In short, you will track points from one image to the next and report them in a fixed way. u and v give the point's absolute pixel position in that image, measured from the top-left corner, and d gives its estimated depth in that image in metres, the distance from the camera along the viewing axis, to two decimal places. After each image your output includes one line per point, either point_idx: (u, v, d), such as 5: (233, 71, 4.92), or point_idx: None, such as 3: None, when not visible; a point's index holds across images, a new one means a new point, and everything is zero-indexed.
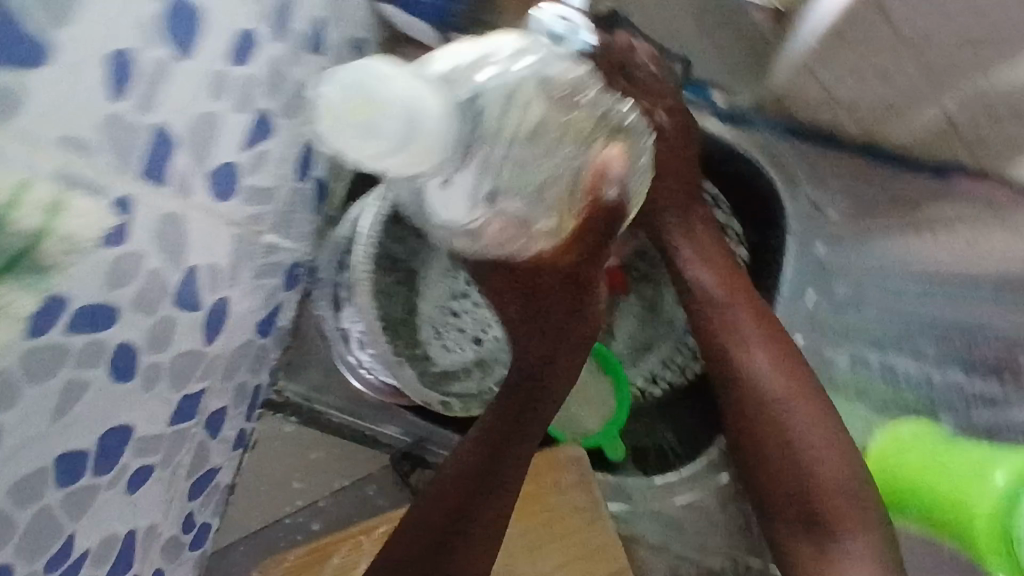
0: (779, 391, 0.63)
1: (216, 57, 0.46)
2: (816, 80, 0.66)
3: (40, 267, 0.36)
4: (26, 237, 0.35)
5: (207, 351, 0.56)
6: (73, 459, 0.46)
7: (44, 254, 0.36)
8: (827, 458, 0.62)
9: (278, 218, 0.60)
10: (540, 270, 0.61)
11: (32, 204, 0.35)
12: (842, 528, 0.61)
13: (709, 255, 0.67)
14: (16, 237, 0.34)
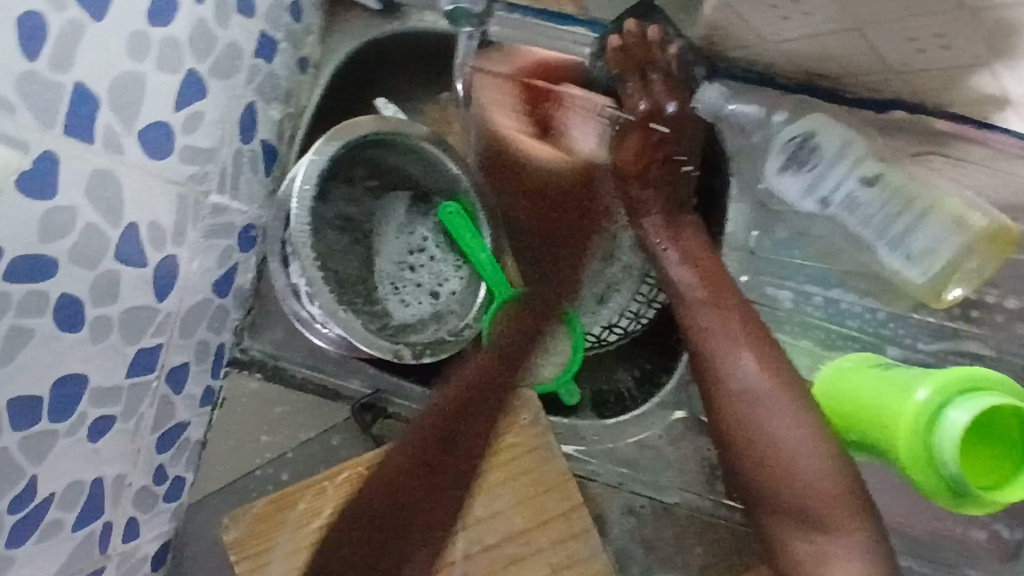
0: (759, 389, 0.62)
1: (132, 15, 0.49)
2: (735, 23, 0.63)
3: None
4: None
5: (159, 307, 0.59)
6: (25, 403, 0.48)
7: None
8: (820, 474, 0.59)
9: (225, 179, 0.64)
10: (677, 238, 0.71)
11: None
12: (835, 525, 0.58)
13: (695, 254, 0.70)
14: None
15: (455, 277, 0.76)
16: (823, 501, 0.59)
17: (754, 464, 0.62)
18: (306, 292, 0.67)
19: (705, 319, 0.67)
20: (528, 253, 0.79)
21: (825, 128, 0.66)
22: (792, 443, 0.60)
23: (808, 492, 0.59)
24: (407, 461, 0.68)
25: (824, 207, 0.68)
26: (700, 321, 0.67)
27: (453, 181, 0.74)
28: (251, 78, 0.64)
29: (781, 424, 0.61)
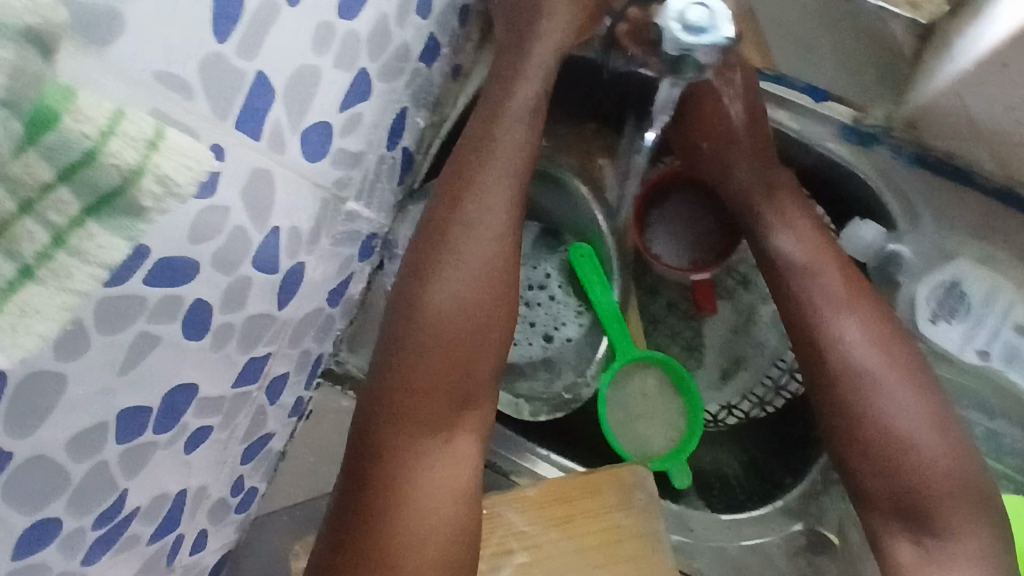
0: (875, 367, 0.56)
1: (326, 5, 0.43)
2: (953, 112, 0.56)
3: (133, 209, 0.27)
4: (121, 170, 0.26)
5: (277, 316, 0.54)
6: (135, 413, 0.43)
7: (138, 193, 0.26)
8: (935, 455, 0.54)
9: (363, 186, 0.59)
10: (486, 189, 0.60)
11: (127, 134, 0.26)
12: (950, 530, 0.54)
13: (798, 227, 0.60)
14: (106, 174, 0.26)
15: (573, 323, 0.69)
16: (930, 492, 0.54)
17: (859, 451, 0.56)
18: None
19: (811, 289, 0.59)
20: (653, 311, 0.73)
21: (969, 274, 0.61)
22: (913, 433, 0.55)
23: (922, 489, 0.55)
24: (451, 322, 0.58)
25: (987, 361, 0.60)
26: (803, 286, 0.59)
27: (589, 220, 0.67)
28: (411, 83, 0.59)
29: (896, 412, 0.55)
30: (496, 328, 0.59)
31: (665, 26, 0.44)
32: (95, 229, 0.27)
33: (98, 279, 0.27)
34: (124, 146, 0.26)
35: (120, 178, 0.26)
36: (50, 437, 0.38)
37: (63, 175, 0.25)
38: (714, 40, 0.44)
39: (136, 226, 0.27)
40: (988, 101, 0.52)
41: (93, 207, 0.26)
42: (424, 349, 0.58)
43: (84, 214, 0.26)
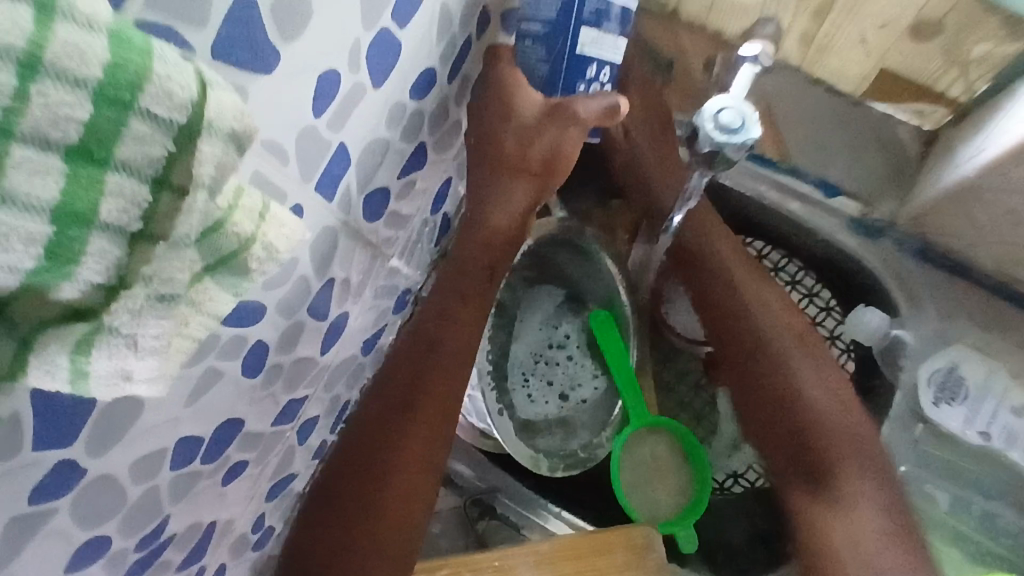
0: (823, 397, 0.64)
1: (402, 89, 0.49)
2: (957, 214, 0.61)
3: (242, 271, 0.32)
4: (240, 240, 0.30)
5: (319, 360, 0.58)
6: (188, 442, 0.46)
7: (249, 260, 0.31)
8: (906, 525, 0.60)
9: (406, 245, 0.63)
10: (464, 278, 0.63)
11: (247, 211, 0.30)
12: None
13: (772, 308, 0.66)
14: (228, 240, 0.30)
15: (590, 385, 0.73)
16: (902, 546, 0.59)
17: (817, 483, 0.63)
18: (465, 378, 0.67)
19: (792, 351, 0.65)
20: (666, 380, 0.77)
21: (965, 357, 0.65)
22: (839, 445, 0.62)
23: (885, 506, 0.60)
24: (409, 419, 0.60)
25: (988, 441, 0.64)
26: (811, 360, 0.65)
27: (611, 288, 0.72)
28: (458, 155, 0.65)
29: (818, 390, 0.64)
30: (443, 431, 0.61)
31: (700, 126, 0.50)
32: (212, 285, 0.31)
33: (207, 327, 0.32)
34: (245, 217, 0.30)
35: (238, 245, 0.30)
36: (120, 460, 0.40)
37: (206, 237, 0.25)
38: (744, 140, 0.49)
39: (241, 283, 0.32)
40: (990, 205, 0.57)
41: (211, 267, 0.30)
42: (382, 446, 0.60)
43: (203, 272, 0.30)
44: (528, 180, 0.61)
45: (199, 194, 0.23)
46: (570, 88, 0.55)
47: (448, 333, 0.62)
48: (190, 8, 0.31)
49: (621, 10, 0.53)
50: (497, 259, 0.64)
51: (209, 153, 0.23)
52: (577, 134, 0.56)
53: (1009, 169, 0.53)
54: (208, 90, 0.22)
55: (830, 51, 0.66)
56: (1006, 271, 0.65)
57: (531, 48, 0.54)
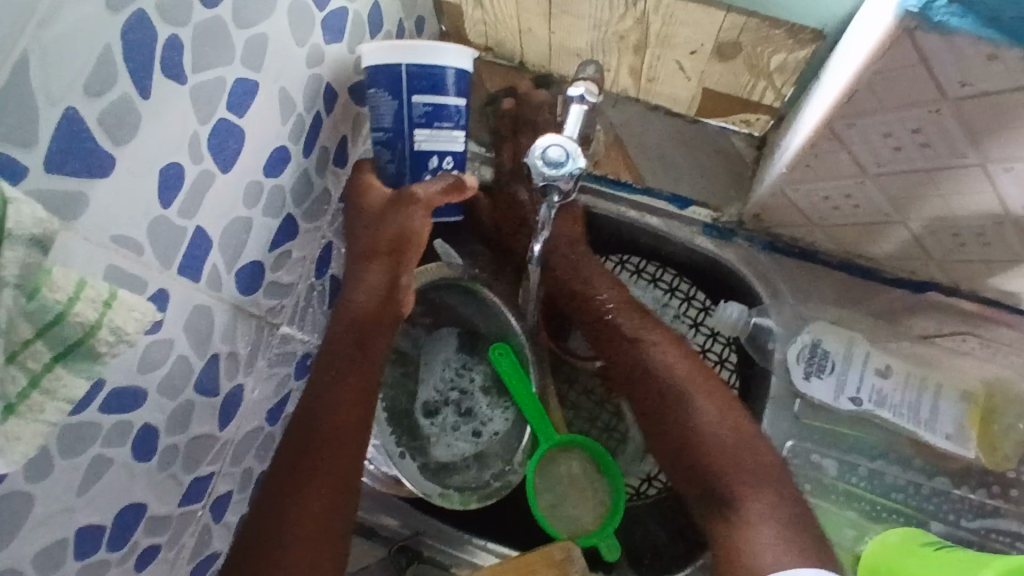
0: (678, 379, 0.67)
1: (255, 170, 0.53)
2: (787, 207, 0.69)
3: (93, 355, 0.33)
4: (83, 327, 0.33)
5: (219, 435, 0.60)
6: (89, 532, 0.47)
7: (97, 344, 0.33)
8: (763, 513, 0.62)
9: (294, 312, 0.66)
10: (337, 357, 0.63)
11: (89, 301, 0.33)
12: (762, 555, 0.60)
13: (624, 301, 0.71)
14: (72, 329, 0.32)
15: (499, 417, 0.76)
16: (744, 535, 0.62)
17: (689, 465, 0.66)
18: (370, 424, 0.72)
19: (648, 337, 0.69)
20: (571, 399, 0.81)
21: (823, 331, 0.72)
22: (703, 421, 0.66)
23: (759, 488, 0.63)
24: (303, 505, 0.60)
25: (860, 405, 0.70)
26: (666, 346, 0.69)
27: (503, 323, 0.76)
28: (333, 221, 0.69)
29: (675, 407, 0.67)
30: (339, 514, 0.61)
31: (533, 164, 0.55)
32: (63, 372, 0.33)
33: (64, 411, 0.34)
34: (87, 307, 0.33)
35: (83, 332, 0.33)
36: (18, 555, 0.42)
37: (41, 331, 0.32)
38: (572, 170, 0.55)
39: (94, 366, 0.33)
40: (808, 194, 0.65)
41: (59, 355, 0.33)
42: (275, 533, 0.59)
43: (54, 361, 0.33)
44: (380, 262, 0.63)
45: (5, 291, 0.30)
46: (418, 175, 0.61)
47: (332, 415, 0.62)
48: (23, 130, 0.34)
49: (456, 109, 0.59)
50: (373, 336, 0.64)
51: (13, 256, 0.30)
52: (420, 215, 0.59)
53: (812, 161, 0.60)
54: (7, 204, 0.30)
55: (658, 84, 0.73)
56: (844, 247, 0.71)
57: (384, 150, 0.61)
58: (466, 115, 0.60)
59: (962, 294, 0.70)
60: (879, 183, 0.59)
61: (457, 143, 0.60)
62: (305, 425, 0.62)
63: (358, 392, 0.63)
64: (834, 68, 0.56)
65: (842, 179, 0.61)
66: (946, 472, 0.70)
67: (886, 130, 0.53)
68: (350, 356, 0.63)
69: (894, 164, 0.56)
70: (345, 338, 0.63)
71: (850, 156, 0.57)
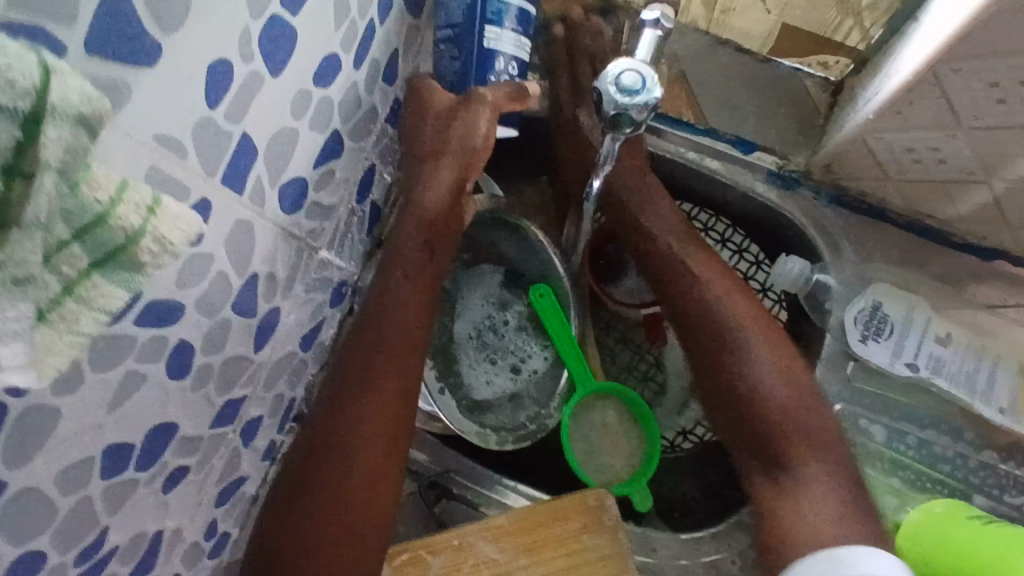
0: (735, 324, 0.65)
1: (304, 77, 0.48)
2: (864, 157, 0.64)
3: (135, 265, 0.30)
4: (125, 233, 0.29)
5: (253, 358, 0.58)
6: (119, 449, 0.45)
7: (139, 254, 0.30)
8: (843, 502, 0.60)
9: (334, 236, 0.64)
10: (403, 257, 0.63)
11: (132, 206, 0.29)
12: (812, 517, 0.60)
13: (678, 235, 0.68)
14: (112, 236, 0.29)
15: (538, 356, 0.74)
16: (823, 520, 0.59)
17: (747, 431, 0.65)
18: None
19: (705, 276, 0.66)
20: (610, 346, 0.79)
21: (885, 293, 0.68)
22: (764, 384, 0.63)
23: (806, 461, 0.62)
24: (369, 410, 0.60)
25: (918, 373, 0.66)
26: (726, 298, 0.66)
27: (547, 262, 0.72)
28: (378, 142, 0.65)
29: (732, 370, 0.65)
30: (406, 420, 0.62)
31: (603, 90, 0.51)
32: (100, 281, 0.30)
33: (100, 321, 0.31)
34: (129, 212, 0.29)
35: (124, 240, 0.29)
36: (44, 470, 0.40)
37: (78, 234, 0.28)
38: (646, 100, 0.51)
39: (137, 278, 0.31)
40: (891, 144, 0.60)
41: (97, 263, 0.29)
42: (341, 440, 0.59)
43: (91, 268, 0.29)
44: (449, 163, 0.62)
45: (47, 177, 0.26)
46: (481, 78, 0.60)
47: (394, 322, 0.62)
48: (58, 6, 0.30)
49: (520, 11, 0.59)
50: (440, 238, 0.64)
51: (56, 138, 0.25)
52: (488, 117, 0.58)
53: (904, 108, 0.55)
54: (50, 75, 0.25)
55: (732, 13, 0.71)
56: (916, 205, 0.66)
57: (447, 48, 0.60)
58: (529, 20, 0.61)
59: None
60: (973, 138, 0.54)
61: (521, 47, 0.60)
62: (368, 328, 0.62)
63: (423, 296, 0.63)
64: (943, 5, 0.51)
65: (933, 131, 0.56)
66: (997, 447, 0.67)
67: (991, 79, 0.48)
68: (417, 257, 0.63)
69: (995, 118, 0.51)
70: (412, 240, 0.63)
71: (948, 106, 0.52)
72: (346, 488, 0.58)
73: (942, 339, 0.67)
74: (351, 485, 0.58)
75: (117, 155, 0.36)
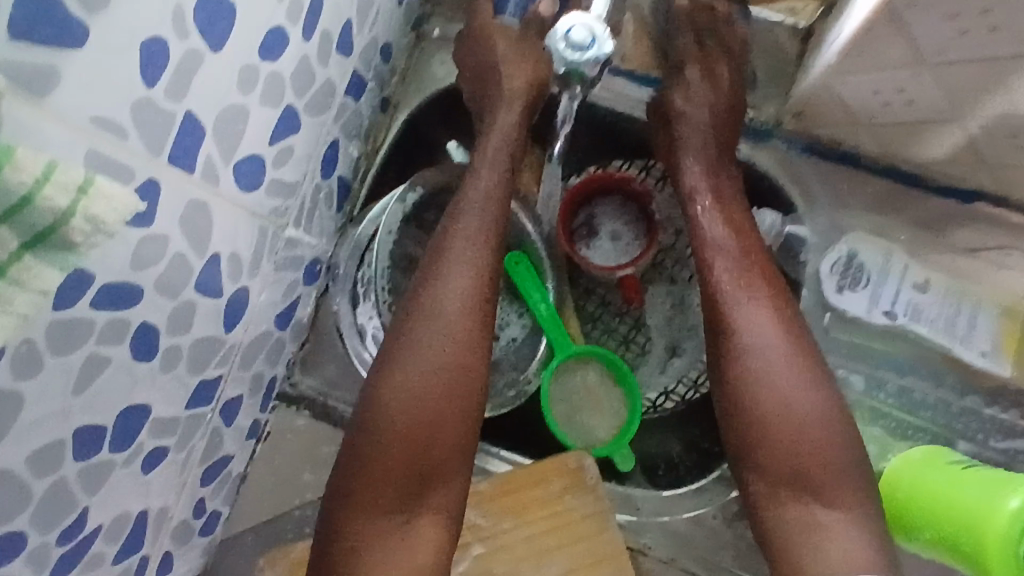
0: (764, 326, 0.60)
1: (248, 51, 0.48)
2: (833, 103, 0.63)
3: (68, 246, 0.31)
4: (55, 214, 0.30)
5: (226, 338, 0.58)
6: (92, 431, 0.46)
7: (72, 233, 0.31)
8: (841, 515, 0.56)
9: (301, 213, 0.63)
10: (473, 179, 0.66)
11: (59, 186, 0.30)
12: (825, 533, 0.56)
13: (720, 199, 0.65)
14: (42, 216, 0.29)
15: (517, 324, 0.74)
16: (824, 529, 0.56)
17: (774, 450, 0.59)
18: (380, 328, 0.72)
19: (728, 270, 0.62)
20: (589, 310, 0.78)
21: (861, 242, 0.68)
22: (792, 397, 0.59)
23: (829, 443, 0.58)
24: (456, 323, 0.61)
25: (894, 320, 0.66)
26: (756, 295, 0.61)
27: (520, 229, 0.73)
28: (339, 115, 0.64)
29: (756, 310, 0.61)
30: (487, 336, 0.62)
31: (554, 47, 0.51)
32: (33, 262, 0.30)
33: (36, 304, 0.31)
34: (58, 192, 0.30)
35: (54, 220, 0.30)
36: (11, 454, 0.41)
37: (5, 218, 0.28)
38: (597, 54, 0.50)
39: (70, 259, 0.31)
40: (858, 88, 0.59)
41: (29, 245, 0.30)
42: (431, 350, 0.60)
43: (22, 249, 0.30)
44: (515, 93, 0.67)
45: None
46: None
47: (472, 244, 0.63)
48: None
49: None
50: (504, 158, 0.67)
51: None
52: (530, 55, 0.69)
53: (866, 49, 0.54)
54: None
55: None
56: (889, 146, 0.65)
57: None
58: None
59: (1012, 205, 0.65)
60: (938, 76, 0.53)
61: None
62: (446, 243, 0.63)
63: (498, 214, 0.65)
64: None
65: (896, 70, 0.54)
66: (980, 391, 0.66)
67: (951, 14, 0.46)
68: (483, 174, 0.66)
69: (959, 53, 0.50)
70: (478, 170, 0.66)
71: (910, 44, 0.51)
72: (428, 395, 0.59)
73: (920, 284, 0.66)
74: (435, 395, 0.59)
75: (50, 138, 0.35)
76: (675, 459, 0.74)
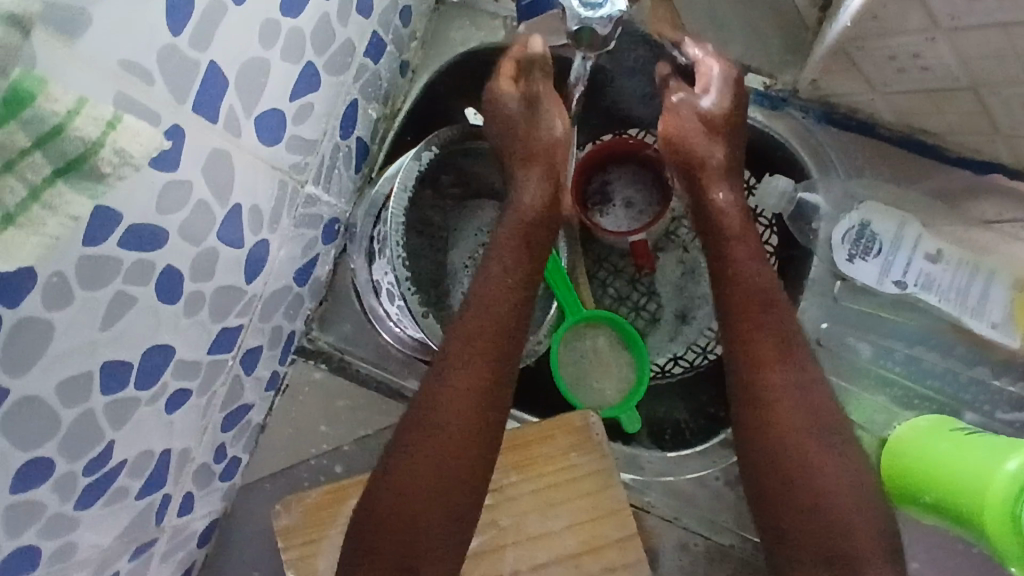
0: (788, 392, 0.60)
1: (269, 6, 0.50)
2: (848, 69, 0.63)
3: (97, 175, 0.33)
4: (84, 144, 0.32)
5: (246, 289, 0.60)
6: (118, 367, 0.49)
7: (101, 164, 0.33)
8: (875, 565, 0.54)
9: (320, 171, 0.65)
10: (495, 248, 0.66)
11: (89, 118, 0.32)
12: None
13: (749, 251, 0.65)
14: (73, 144, 0.31)
15: None
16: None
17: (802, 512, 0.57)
18: (392, 286, 0.72)
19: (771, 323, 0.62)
20: (601, 276, 0.80)
21: (875, 211, 0.68)
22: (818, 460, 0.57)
23: (853, 496, 0.56)
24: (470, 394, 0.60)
25: (904, 289, 0.66)
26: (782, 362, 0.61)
27: None
28: (358, 76, 0.66)
29: (779, 387, 0.60)
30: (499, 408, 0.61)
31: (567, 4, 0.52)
32: (64, 188, 0.32)
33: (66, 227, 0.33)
34: (87, 123, 0.32)
35: (84, 149, 0.32)
36: (42, 382, 0.43)
37: (39, 142, 0.30)
38: (609, 13, 0.51)
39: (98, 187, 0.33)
40: (873, 53, 0.59)
41: (61, 172, 0.31)
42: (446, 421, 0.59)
43: (54, 176, 0.31)
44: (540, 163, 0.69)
45: None
46: None
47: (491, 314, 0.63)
48: None
49: None
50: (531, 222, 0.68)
51: None
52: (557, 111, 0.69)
53: (879, 13, 0.54)
54: None
55: None
56: (904, 114, 0.65)
57: None
58: None
59: None
60: (952, 40, 0.52)
61: None
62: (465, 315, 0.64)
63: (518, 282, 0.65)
64: None
65: (909, 35, 0.54)
66: (989, 361, 0.66)
67: None
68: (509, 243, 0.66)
69: (972, 17, 0.49)
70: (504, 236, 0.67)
71: (923, 8, 0.51)
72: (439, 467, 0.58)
73: (934, 257, 0.66)
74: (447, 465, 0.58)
75: (81, 79, 0.37)
76: (682, 422, 0.75)
